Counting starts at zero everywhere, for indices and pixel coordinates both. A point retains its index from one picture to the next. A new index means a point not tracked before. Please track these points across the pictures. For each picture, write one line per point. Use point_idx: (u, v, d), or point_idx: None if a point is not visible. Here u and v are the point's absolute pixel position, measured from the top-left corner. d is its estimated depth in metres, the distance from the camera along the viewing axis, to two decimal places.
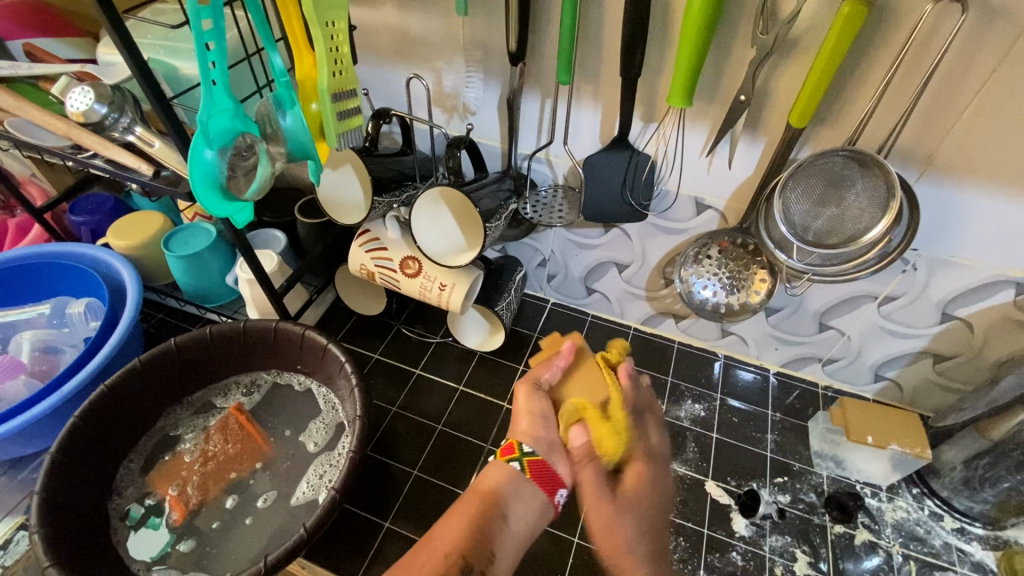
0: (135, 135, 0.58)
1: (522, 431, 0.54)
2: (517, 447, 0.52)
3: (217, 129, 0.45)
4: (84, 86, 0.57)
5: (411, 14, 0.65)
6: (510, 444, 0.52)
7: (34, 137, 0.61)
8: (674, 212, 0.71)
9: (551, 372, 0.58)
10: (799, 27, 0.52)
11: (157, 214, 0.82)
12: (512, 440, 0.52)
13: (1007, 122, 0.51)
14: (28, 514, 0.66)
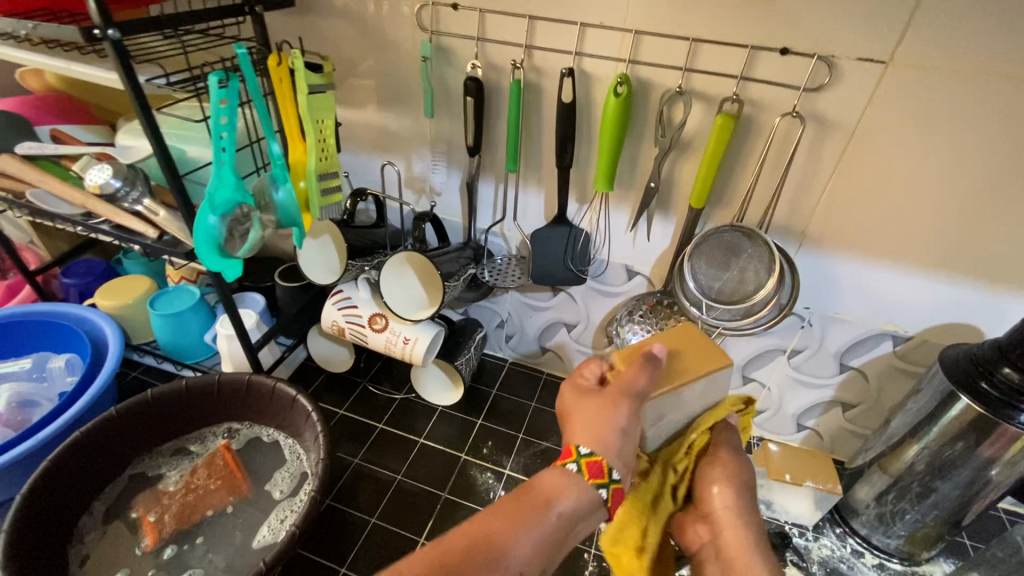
0: (143, 205, 0.68)
1: (597, 430, 0.44)
2: (608, 475, 0.43)
3: (222, 200, 0.55)
4: (102, 165, 0.67)
5: (389, 114, 0.80)
6: (599, 463, 0.43)
7: (48, 207, 0.69)
8: (608, 276, 0.82)
9: (648, 378, 0.46)
10: (690, 131, 0.67)
11: (145, 278, 0.90)
12: (604, 462, 0.43)
13: (852, 204, 0.66)
14: None
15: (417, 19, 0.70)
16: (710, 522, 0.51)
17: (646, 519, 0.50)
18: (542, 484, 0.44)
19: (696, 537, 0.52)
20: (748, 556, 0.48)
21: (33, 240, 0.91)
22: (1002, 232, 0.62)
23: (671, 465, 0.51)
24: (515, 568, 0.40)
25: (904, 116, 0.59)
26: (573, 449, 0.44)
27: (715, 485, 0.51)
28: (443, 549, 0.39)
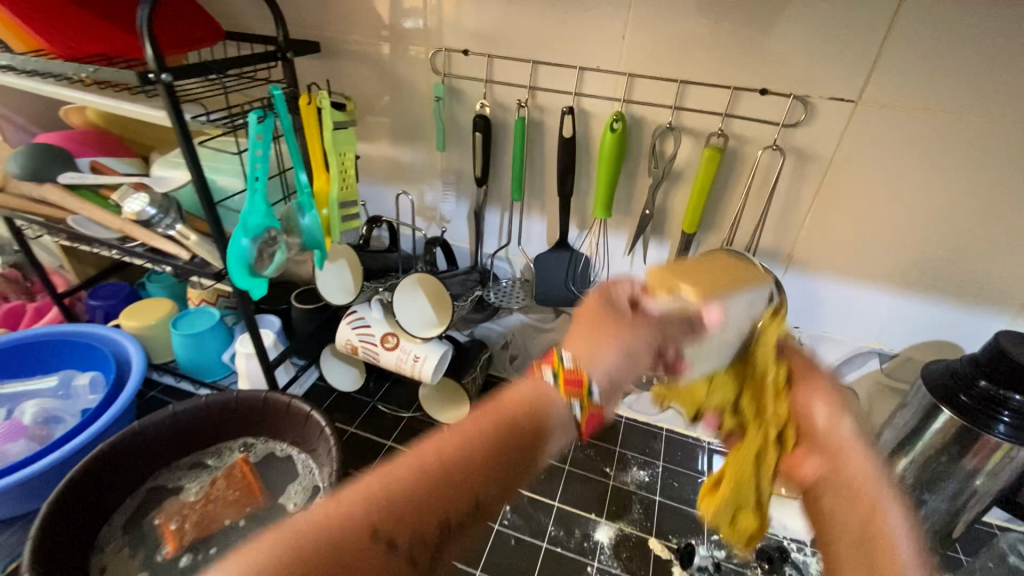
0: (176, 230, 0.73)
1: (588, 355, 0.41)
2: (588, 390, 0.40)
3: (254, 223, 0.61)
4: (139, 194, 0.73)
5: (402, 148, 0.86)
6: (579, 375, 0.40)
7: (87, 232, 0.75)
8: None
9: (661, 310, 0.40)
10: (681, 163, 0.73)
11: (166, 300, 0.95)
12: (585, 376, 0.40)
13: (832, 228, 0.72)
14: (20, 561, 0.70)
15: (431, 64, 0.77)
16: (828, 452, 0.41)
17: (755, 478, 0.46)
18: (517, 393, 0.41)
19: (810, 473, 0.42)
20: (880, 487, 0.39)
21: (63, 264, 0.97)
22: (970, 255, 0.67)
23: (772, 419, 0.43)
24: (473, 490, 0.37)
25: (873, 150, 0.65)
26: (555, 356, 0.42)
27: (819, 400, 0.42)
28: (406, 458, 0.37)
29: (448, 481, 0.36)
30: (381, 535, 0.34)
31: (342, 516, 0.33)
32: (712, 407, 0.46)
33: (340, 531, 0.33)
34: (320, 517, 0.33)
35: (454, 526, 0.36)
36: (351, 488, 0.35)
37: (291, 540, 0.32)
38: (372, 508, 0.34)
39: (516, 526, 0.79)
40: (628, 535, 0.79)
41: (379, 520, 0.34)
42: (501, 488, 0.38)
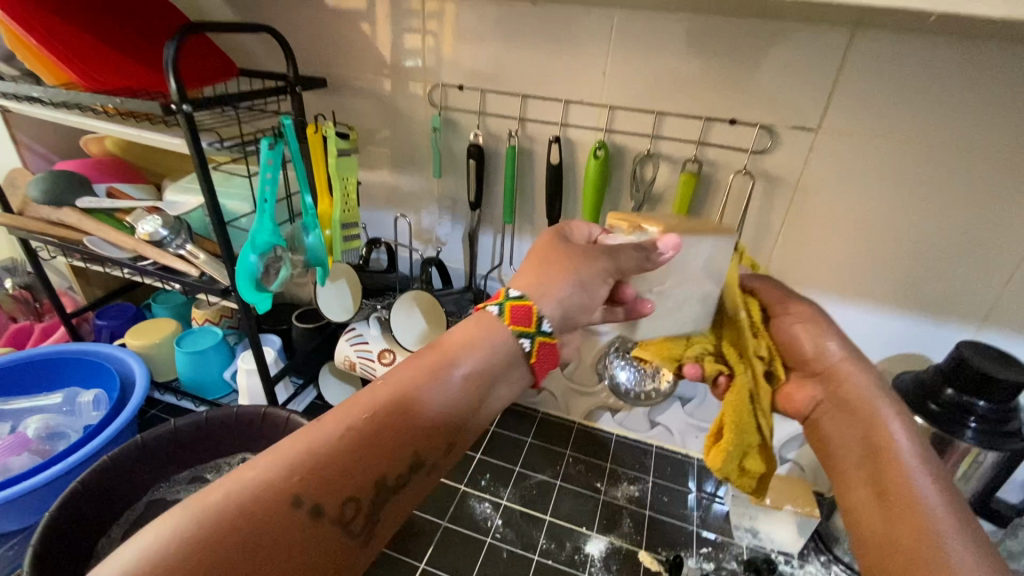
0: (187, 249, 0.77)
1: (532, 282, 0.50)
2: (535, 322, 0.48)
3: (262, 241, 0.65)
4: (154, 216, 0.78)
5: (401, 175, 0.92)
6: (529, 311, 0.48)
7: (101, 251, 0.79)
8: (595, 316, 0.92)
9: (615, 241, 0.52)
10: (661, 187, 0.78)
11: (170, 321, 0.99)
12: (533, 309, 0.48)
13: (802, 247, 0.76)
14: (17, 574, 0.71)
15: (430, 98, 0.84)
16: (822, 379, 0.53)
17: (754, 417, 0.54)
18: (440, 355, 0.46)
19: (808, 399, 0.53)
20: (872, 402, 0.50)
21: (72, 285, 1.00)
22: (932, 271, 0.72)
23: (753, 354, 0.54)
24: (410, 446, 0.43)
25: (835, 174, 0.71)
26: (504, 292, 0.49)
27: (796, 328, 0.55)
28: (326, 425, 0.40)
29: (371, 442, 0.41)
30: (305, 497, 0.37)
31: (263, 486, 0.36)
32: (694, 355, 0.55)
33: (262, 500, 0.35)
34: (237, 491, 0.35)
35: (381, 482, 0.41)
36: (270, 460, 0.37)
37: (206, 516, 0.33)
38: (294, 475, 0.37)
39: (508, 539, 0.81)
40: (619, 548, 0.80)
41: (302, 492, 0.37)
42: (441, 429, 0.45)
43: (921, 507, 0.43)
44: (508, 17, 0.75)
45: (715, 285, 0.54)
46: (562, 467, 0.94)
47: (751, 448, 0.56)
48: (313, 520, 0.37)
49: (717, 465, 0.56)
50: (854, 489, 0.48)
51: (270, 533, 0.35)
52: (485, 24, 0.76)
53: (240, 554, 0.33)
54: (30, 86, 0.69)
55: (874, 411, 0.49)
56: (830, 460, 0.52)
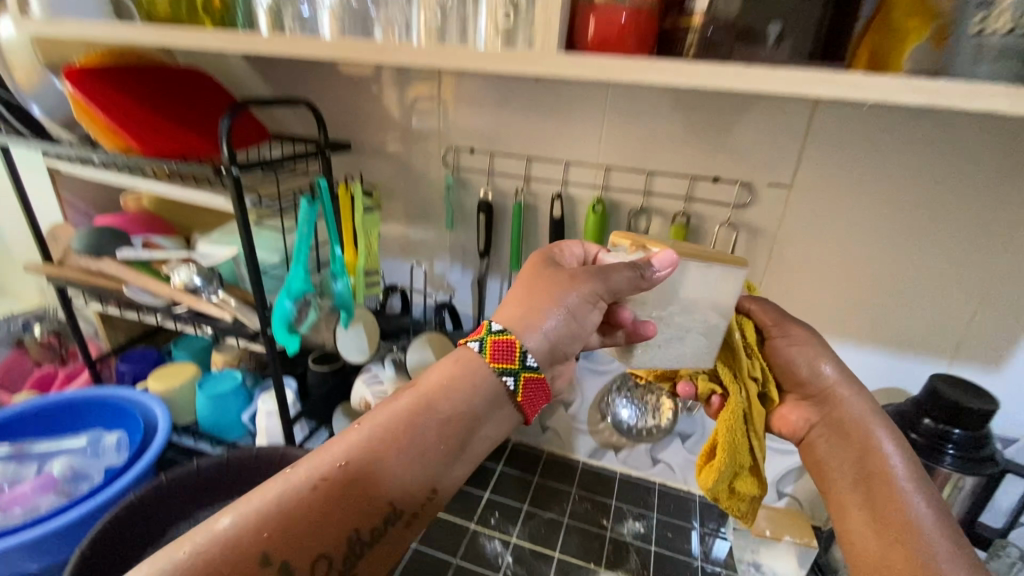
0: (217, 295, 0.84)
1: (512, 316, 0.53)
2: (518, 358, 0.51)
3: (296, 288, 0.72)
4: (187, 265, 0.85)
5: (415, 227, 1.00)
6: (511, 345, 0.52)
7: (137, 298, 0.86)
8: (598, 356, 0.97)
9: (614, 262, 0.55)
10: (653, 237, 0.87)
11: (191, 365, 1.04)
12: (516, 345, 0.51)
13: (784, 290, 0.84)
14: None
15: (443, 160, 0.93)
16: (818, 402, 0.62)
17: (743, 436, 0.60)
18: (414, 403, 0.49)
19: (802, 419, 0.63)
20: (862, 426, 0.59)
21: (98, 332, 1.05)
22: (902, 311, 0.79)
23: (746, 375, 0.60)
24: (383, 494, 0.46)
25: (808, 225, 0.79)
26: (485, 328, 0.53)
27: (791, 353, 0.63)
28: (295, 483, 0.44)
29: (341, 497, 0.44)
30: (273, 554, 0.41)
31: (232, 543, 0.40)
32: (687, 375, 0.63)
33: (231, 558, 0.39)
34: (206, 551, 0.39)
35: (354, 535, 0.44)
36: (242, 517, 0.41)
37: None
38: (263, 532, 0.41)
39: None
40: None
41: (270, 548, 0.41)
42: (421, 471, 0.48)
43: (915, 521, 0.51)
44: (514, 91, 0.85)
45: (721, 319, 0.55)
46: (568, 504, 0.97)
47: (740, 468, 0.62)
48: (282, 575, 0.41)
49: (709, 483, 0.62)
50: (850, 506, 0.56)
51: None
52: (494, 97, 0.86)
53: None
54: (87, 150, 0.76)
55: (866, 434, 0.59)
56: (825, 479, 0.60)
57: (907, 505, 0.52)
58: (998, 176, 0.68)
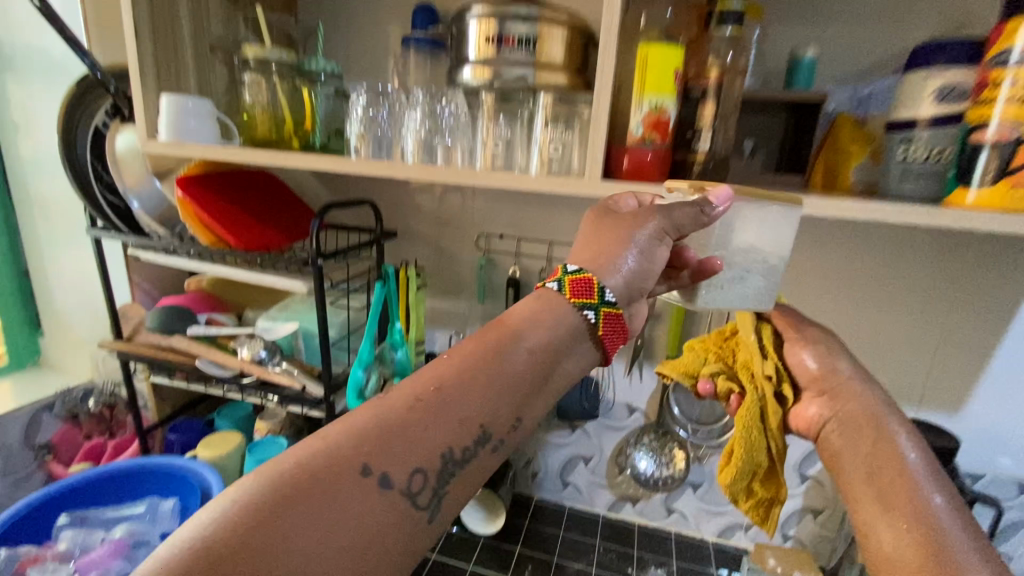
0: (283, 366, 0.94)
1: (585, 254, 0.54)
2: (598, 294, 0.52)
3: (365, 358, 0.87)
4: (255, 340, 0.96)
5: (449, 300, 1.13)
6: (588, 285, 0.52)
7: (207, 370, 0.95)
8: (614, 413, 1.09)
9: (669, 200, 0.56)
10: (660, 307, 1.01)
11: (235, 432, 1.10)
12: (591, 283, 0.52)
13: None
14: None
15: (475, 243, 1.08)
16: (829, 397, 0.65)
17: (760, 432, 0.67)
18: (501, 334, 0.50)
19: (810, 414, 0.65)
20: (871, 415, 0.61)
21: (147, 404, 1.13)
22: (875, 367, 0.92)
23: (761, 375, 0.68)
24: (476, 415, 0.47)
25: (790, 296, 0.94)
26: (561, 269, 0.54)
27: (805, 353, 0.68)
28: (390, 402, 0.45)
29: (436, 415, 0.45)
30: (372, 465, 0.41)
31: (332, 453, 0.41)
32: (709, 374, 0.73)
33: (331, 467, 0.40)
34: (307, 458, 0.40)
35: (446, 455, 0.45)
36: (340, 432, 0.42)
37: (281, 479, 0.38)
38: (362, 446, 0.42)
39: None
40: None
41: (367, 458, 0.41)
42: (509, 397, 0.49)
43: (925, 506, 0.51)
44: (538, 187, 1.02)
45: (780, 258, 0.58)
46: (594, 555, 1.04)
47: (758, 467, 0.70)
48: (379, 486, 0.41)
49: (729, 480, 0.70)
50: (862, 494, 0.56)
51: (339, 494, 0.39)
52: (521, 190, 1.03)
53: (311, 509, 0.38)
54: (183, 242, 0.89)
55: (879, 426, 0.60)
56: (839, 471, 0.60)
57: (920, 493, 0.53)
58: (939, 255, 0.84)
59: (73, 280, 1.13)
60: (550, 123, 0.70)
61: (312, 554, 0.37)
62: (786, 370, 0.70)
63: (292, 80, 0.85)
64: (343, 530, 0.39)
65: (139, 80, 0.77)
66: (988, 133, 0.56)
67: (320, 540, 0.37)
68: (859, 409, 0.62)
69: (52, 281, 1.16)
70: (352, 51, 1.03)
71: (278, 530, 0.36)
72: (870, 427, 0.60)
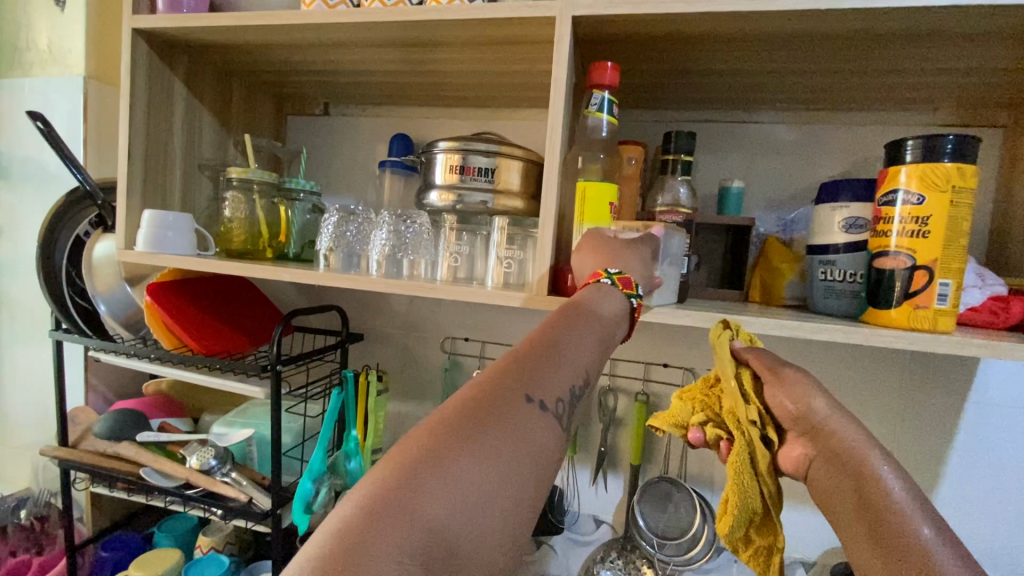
0: (231, 476, 0.90)
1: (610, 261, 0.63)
2: (635, 286, 0.62)
3: (316, 469, 0.84)
4: (205, 448, 0.92)
5: (414, 403, 1.13)
6: (626, 280, 0.61)
7: (152, 480, 0.90)
8: (581, 526, 1.06)
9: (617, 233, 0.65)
10: (621, 412, 1.02)
11: (173, 549, 1.02)
12: (630, 278, 0.62)
13: None
14: None
15: (441, 346, 1.10)
16: (814, 436, 0.60)
17: (753, 479, 0.63)
18: (573, 301, 0.57)
19: (800, 457, 0.61)
20: (856, 449, 0.55)
21: (83, 516, 1.06)
22: None
23: (745, 421, 0.63)
24: (584, 361, 0.52)
25: None
26: (605, 272, 0.61)
27: (782, 395, 0.63)
28: (512, 352, 0.48)
29: (554, 355, 0.49)
30: (523, 396, 0.44)
31: (491, 387, 0.43)
32: (697, 422, 0.67)
33: (494, 399, 0.42)
34: (473, 395, 0.42)
35: (572, 389, 0.49)
36: (483, 373, 0.45)
37: (465, 410, 0.40)
38: (513, 381, 0.44)
39: None
40: None
41: (524, 389, 0.44)
42: (601, 350, 0.55)
43: (914, 541, 0.44)
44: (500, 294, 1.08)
45: (677, 271, 0.70)
46: None
47: (753, 515, 0.65)
48: (534, 413, 0.43)
49: (724, 530, 0.66)
50: (858, 544, 0.48)
51: (509, 417, 0.41)
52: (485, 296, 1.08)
53: (490, 428, 0.40)
54: (145, 347, 0.89)
55: (862, 462, 0.54)
56: (836, 518, 0.53)
57: (904, 528, 0.46)
58: (881, 365, 0.88)
59: (25, 381, 1.11)
60: (505, 243, 0.76)
61: (503, 468, 0.39)
62: (768, 413, 0.65)
63: (271, 197, 0.93)
64: (529, 446, 0.41)
65: (125, 195, 0.83)
66: (888, 260, 0.63)
67: (505, 458, 0.39)
68: (848, 443, 0.56)
69: (4, 382, 1.13)
70: (334, 170, 1.13)
71: (470, 447, 0.38)
72: (854, 465, 0.54)
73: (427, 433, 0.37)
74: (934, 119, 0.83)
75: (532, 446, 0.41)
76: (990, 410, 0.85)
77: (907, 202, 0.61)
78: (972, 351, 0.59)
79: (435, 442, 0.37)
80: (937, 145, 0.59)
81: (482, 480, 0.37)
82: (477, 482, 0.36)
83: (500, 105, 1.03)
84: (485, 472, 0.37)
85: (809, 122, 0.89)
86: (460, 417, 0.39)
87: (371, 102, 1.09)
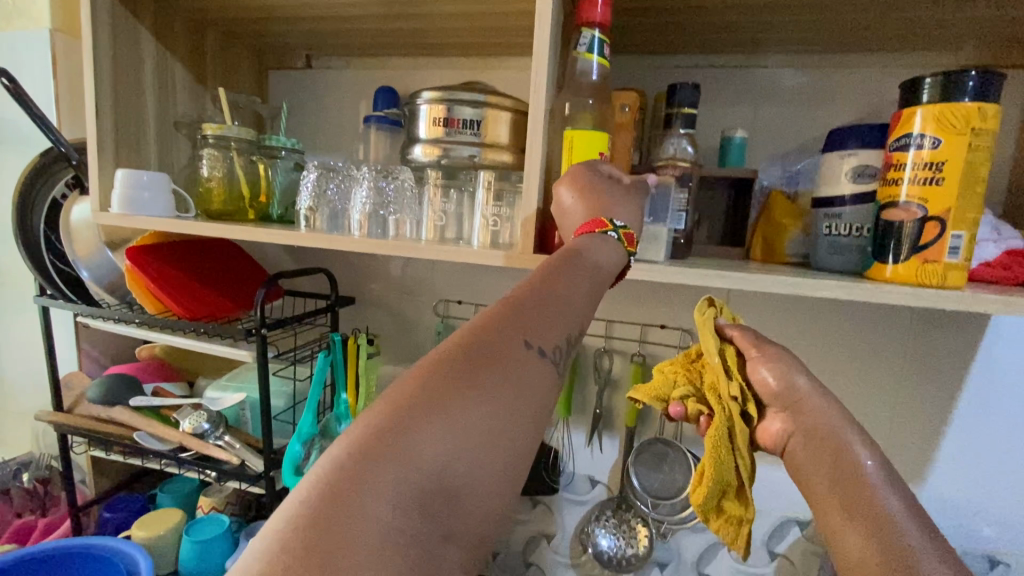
0: (225, 439, 0.90)
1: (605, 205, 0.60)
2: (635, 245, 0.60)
3: (305, 431, 0.85)
4: (198, 412, 0.92)
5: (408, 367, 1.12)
6: (630, 237, 0.60)
7: (147, 445, 0.91)
8: (576, 487, 1.05)
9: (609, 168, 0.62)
10: (617, 373, 1.01)
11: (174, 509, 1.04)
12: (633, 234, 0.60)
13: None
14: None
15: (433, 309, 1.08)
16: (791, 412, 0.59)
17: (729, 452, 0.61)
18: (568, 247, 0.54)
19: (777, 431, 0.59)
20: (834, 428, 0.56)
21: (86, 479, 1.08)
22: None
23: (726, 397, 0.60)
24: (583, 307, 0.49)
25: None
26: (610, 222, 0.58)
27: (765, 368, 0.60)
28: (508, 296, 0.45)
29: (553, 297, 0.46)
30: (520, 342, 0.41)
31: (485, 333, 0.40)
32: (677, 396, 0.64)
33: (489, 344, 0.39)
34: (467, 340, 0.39)
35: (570, 336, 0.46)
36: (477, 318, 0.42)
37: (459, 356, 0.37)
38: (509, 326, 0.41)
39: None
40: None
41: (521, 335, 0.41)
42: (598, 294, 0.52)
43: (886, 512, 0.47)
44: None
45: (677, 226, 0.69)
46: None
47: (727, 486, 0.63)
48: (533, 360, 0.41)
49: (697, 501, 0.63)
50: (827, 511, 0.51)
51: (506, 364, 0.39)
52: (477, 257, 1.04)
53: (486, 374, 0.37)
54: (130, 311, 0.88)
55: (840, 439, 0.55)
56: (805, 487, 0.55)
57: (878, 500, 0.48)
58: (886, 324, 0.85)
59: (20, 348, 1.11)
60: (491, 201, 0.72)
61: (499, 415, 0.36)
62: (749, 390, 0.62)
63: (250, 155, 0.89)
64: (527, 394, 0.39)
65: (96, 156, 0.79)
66: (897, 212, 0.59)
67: (502, 406, 0.37)
68: (826, 420, 0.57)
69: None
70: (318, 127, 1.08)
71: (465, 393, 0.36)
72: (834, 444, 0.55)
73: (419, 379, 0.35)
74: (958, 59, 0.77)
75: (528, 392, 0.39)
76: (995, 370, 0.83)
77: (923, 147, 0.56)
78: (984, 308, 0.55)
79: (426, 390, 0.35)
80: (958, 82, 0.54)
81: (477, 428, 0.35)
82: (470, 430, 0.35)
83: (489, 54, 0.97)
84: (480, 418, 0.35)
85: (820, 65, 0.82)
86: (453, 363, 0.37)
87: (352, 53, 1.03)
